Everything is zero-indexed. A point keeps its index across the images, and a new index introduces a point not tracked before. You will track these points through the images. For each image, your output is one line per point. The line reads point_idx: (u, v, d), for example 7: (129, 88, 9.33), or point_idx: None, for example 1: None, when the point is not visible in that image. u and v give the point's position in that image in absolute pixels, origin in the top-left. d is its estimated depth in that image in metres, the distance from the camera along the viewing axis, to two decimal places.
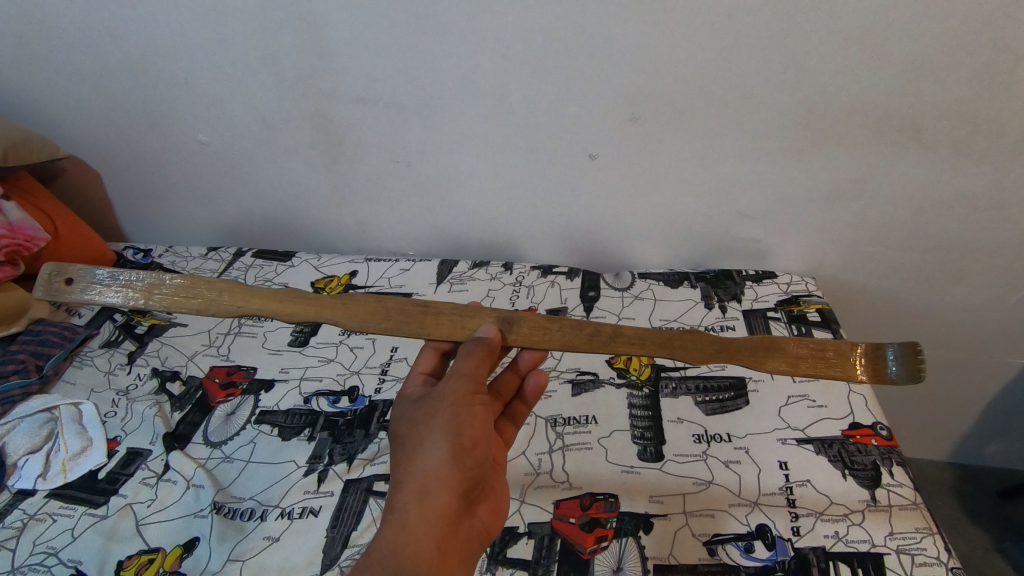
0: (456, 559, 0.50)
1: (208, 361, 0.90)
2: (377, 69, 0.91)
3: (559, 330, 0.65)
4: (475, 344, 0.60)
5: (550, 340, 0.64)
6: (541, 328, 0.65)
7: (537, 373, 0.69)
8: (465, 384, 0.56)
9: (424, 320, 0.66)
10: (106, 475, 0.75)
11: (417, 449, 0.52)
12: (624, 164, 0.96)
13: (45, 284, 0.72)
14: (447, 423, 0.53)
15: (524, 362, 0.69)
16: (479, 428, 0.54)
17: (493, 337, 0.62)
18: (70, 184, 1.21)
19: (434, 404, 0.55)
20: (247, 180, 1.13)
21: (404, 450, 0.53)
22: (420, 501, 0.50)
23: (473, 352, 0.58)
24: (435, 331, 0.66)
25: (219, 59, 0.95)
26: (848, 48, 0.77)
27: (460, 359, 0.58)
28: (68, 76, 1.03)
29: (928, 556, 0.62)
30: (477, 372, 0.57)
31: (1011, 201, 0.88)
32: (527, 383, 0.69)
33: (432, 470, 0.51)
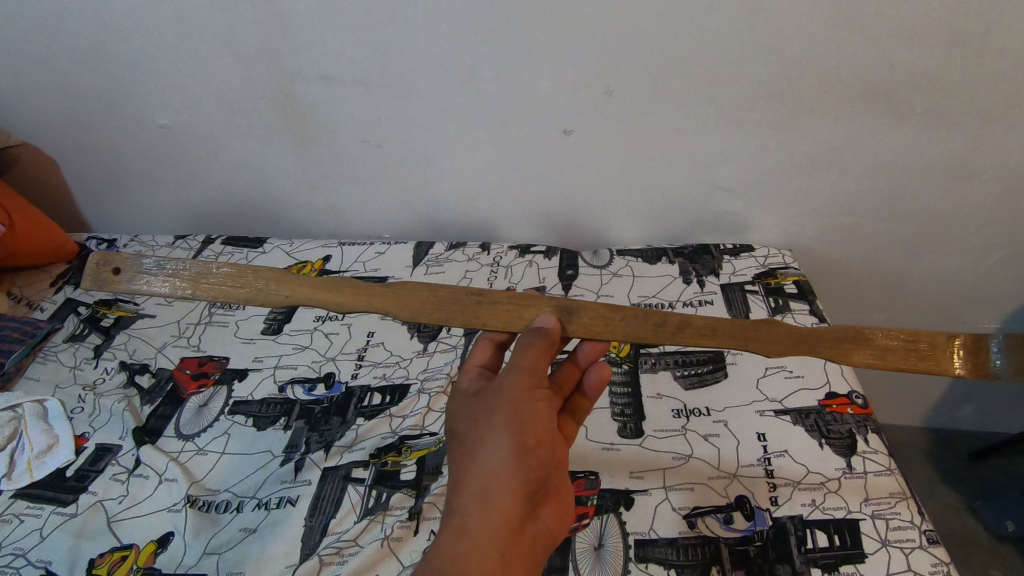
0: (522, 562, 0.48)
1: (178, 353, 0.88)
2: (341, 45, 0.88)
3: (621, 320, 0.62)
4: (534, 336, 0.57)
5: (615, 331, 0.62)
6: (604, 320, 0.62)
7: (598, 367, 0.67)
8: (523, 379, 0.54)
9: (479, 310, 0.63)
10: (74, 472, 0.73)
11: (478, 448, 0.51)
12: (599, 140, 0.95)
13: (92, 275, 0.66)
14: (508, 419, 0.51)
15: (583, 354, 0.67)
16: (542, 426, 0.52)
17: (552, 329, 0.59)
18: (26, 173, 1.16)
19: (492, 400, 0.53)
20: (213, 164, 1.09)
21: (464, 449, 0.52)
22: (483, 501, 0.48)
23: (532, 345, 0.56)
24: (491, 322, 0.63)
25: (174, 38, 0.91)
26: (821, 15, 0.76)
27: (518, 352, 0.56)
28: (14, 59, 0.98)
29: (902, 521, 0.63)
30: (537, 366, 0.55)
31: (981, 168, 0.89)
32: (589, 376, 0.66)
33: (494, 470, 0.49)
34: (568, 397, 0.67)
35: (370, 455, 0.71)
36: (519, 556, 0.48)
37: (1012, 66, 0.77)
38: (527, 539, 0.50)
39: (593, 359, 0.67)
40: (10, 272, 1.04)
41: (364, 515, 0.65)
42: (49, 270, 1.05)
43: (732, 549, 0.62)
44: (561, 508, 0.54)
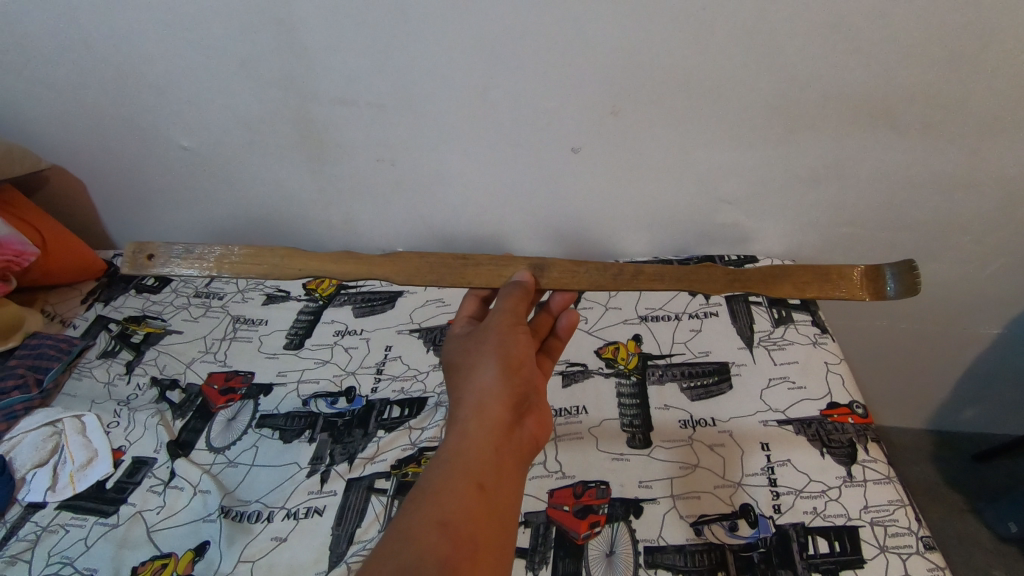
0: (515, 463, 0.54)
1: (206, 368, 0.92)
2: (357, 70, 0.91)
3: (585, 272, 0.73)
4: (511, 288, 0.66)
5: (580, 281, 0.72)
6: (568, 273, 0.73)
7: (567, 313, 0.76)
8: (507, 317, 0.62)
9: (464, 272, 0.73)
10: (114, 484, 0.77)
11: (469, 374, 0.58)
12: (607, 157, 0.98)
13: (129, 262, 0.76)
14: (493, 349, 0.59)
15: (554, 304, 0.76)
16: (523, 353, 0.60)
17: (528, 281, 0.68)
18: (53, 194, 1.21)
19: (480, 337, 0.61)
20: (233, 183, 1.13)
21: (458, 375, 0.59)
22: (477, 412, 0.55)
23: (509, 295, 0.65)
24: (476, 282, 0.73)
25: (198, 65, 0.95)
26: (820, 38, 0.79)
27: (501, 299, 0.65)
28: (44, 86, 1.02)
29: (899, 527, 0.66)
30: (516, 308, 0.64)
31: (979, 181, 0.91)
32: (560, 321, 0.75)
33: (484, 388, 0.56)
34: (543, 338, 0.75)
35: (392, 467, 0.75)
36: (512, 458, 0.54)
37: (1007, 83, 0.80)
38: (518, 444, 0.56)
39: (564, 308, 0.76)
40: (43, 290, 1.08)
41: (388, 524, 0.69)
42: (79, 287, 1.10)
43: (737, 555, 0.66)
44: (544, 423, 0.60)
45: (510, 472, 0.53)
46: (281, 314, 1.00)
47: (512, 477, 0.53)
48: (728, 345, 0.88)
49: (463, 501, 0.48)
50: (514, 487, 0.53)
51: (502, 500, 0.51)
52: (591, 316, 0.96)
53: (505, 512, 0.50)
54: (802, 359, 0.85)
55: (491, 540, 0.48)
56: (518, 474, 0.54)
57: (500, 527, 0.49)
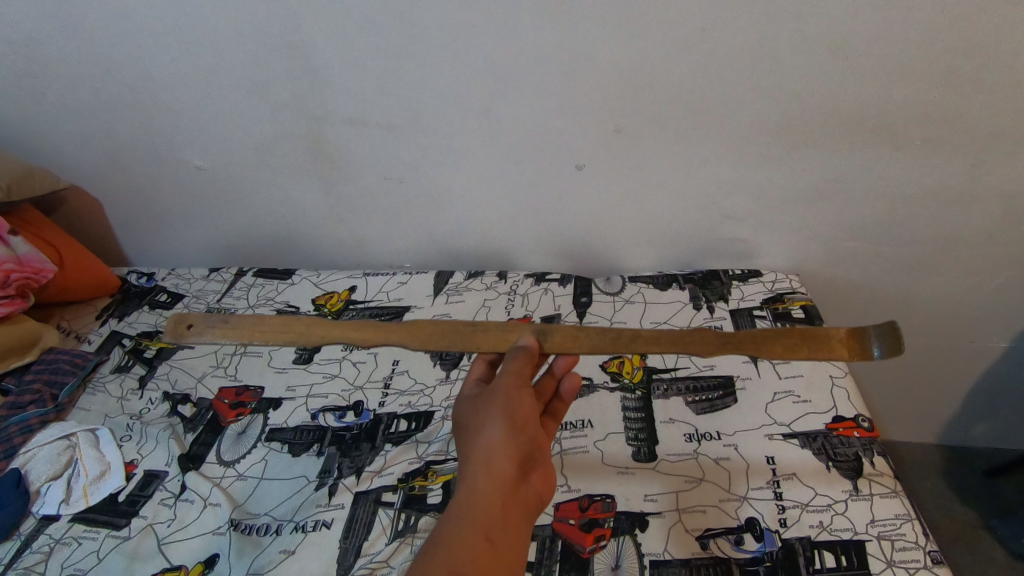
0: (520, 521, 0.53)
1: (217, 382, 0.93)
2: (367, 91, 0.94)
3: (587, 336, 0.68)
4: (518, 348, 0.64)
5: (581, 346, 0.67)
6: (571, 337, 0.68)
7: (571, 375, 0.69)
8: (513, 378, 0.60)
9: (475, 336, 0.68)
10: (126, 497, 0.78)
11: (476, 427, 0.57)
12: (611, 174, 1.00)
13: (169, 329, 0.71)
14: (501, 403, 0.58)
15: (558, 365, 0.70)
16: (530, 412, 0.58)
17: (533, 345, 0.65)
18: (71, 213, 1.24)
19: (487, 395, 0.60)
20: (245, 201, 1.16)
21: (465, 435, 0.57)
22: (484, 469, 0.53)
23: (516, 355, 0.63)
24: (485, 345, 0.68)
25: (213, 87, 0.98)
26: (818, 56, 0.81)
27: (508, 360, 0.63)
28: (65, 109, 1.06)
29: (907, 541, 0.66)
30: (522, 369, 0.62)
31: (981, 195, 0.92)
32: (563, 383, 0.68)
33: (492, 444, 0.55)
34: (548, 401, 0.70)
35: (399, 480, 0.76)
36: (519, 515, 0.53)
37: (1005, 98, 0.81)
38: (525, 502, 0.55)
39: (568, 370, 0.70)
40: (58, 307, 1.10)
41: (395, 537, 0.70)
42: (95, 303, 1.12)
43: (743, 569, 0.65)
44: (552, 481, 0.59)
45: (516, 531, 0.52)
46: None
47: (519, 538, 0.52)
48: (733, 359, 0.89)
49: (471, 557, 0.47)
50: (520, 544, 0.51)
51: (509, 559, 0.49)
52: None
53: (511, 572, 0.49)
54: (807, 372, 0.86)
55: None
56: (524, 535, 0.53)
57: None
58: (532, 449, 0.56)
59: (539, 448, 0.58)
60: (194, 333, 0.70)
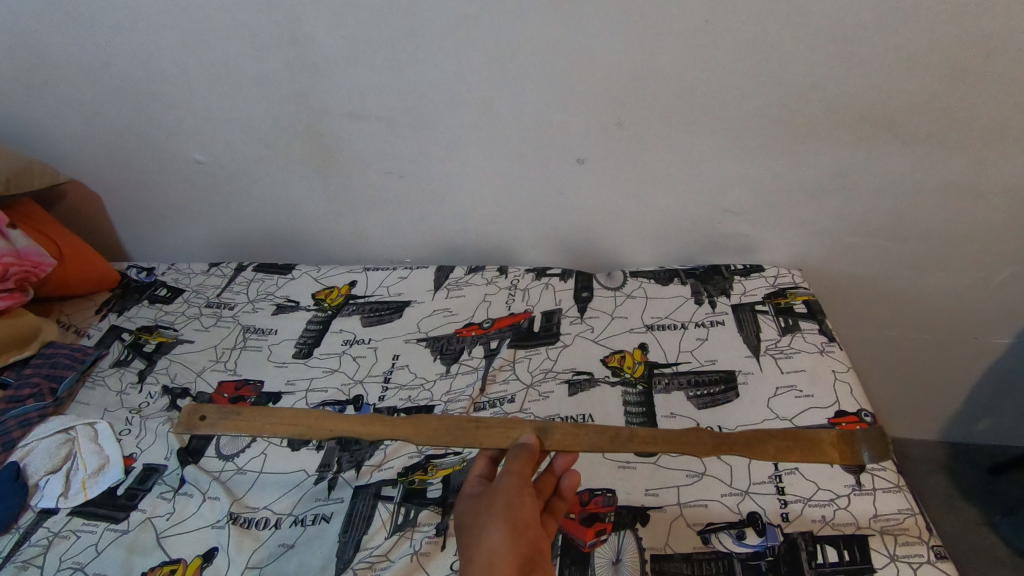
0: None
1: (216, 377, 0.93)
2: (367, 85, 0.93)
3: (587, 435, 0.66)
4: (519, 448, 0.61)
5: (580, 446, 0.66)
6: (572, 435, 0.66)
7: (572, 473, 0.63)
8: (516, 477, 0.56)
9: (478, 433, 0.66)
10: (125, 491, 0.78)
11: (477, 530, 0.51)
12: (613, 167, 0.99)
13: (183, 419, 0.71)
14: (503, 506, 0.53)
15: (557, 462, 0.63)
16: (534, 514, 0.54)
17: (535, 443, 0.62)
18: (71, 207, 1.24)
19: (488, 494, 0.55)
20: (245, 196, 1.15)
21: (465, 536, 0.52)
22: (487, 575, 0.48)
23: (517, 454, 0.60)
24: (487, 442, 0.66)
25: (213, 80, 0.98)
26: (822, 48, 0.80)
27: (509, 461, 0.59)
28: (65, 103, 1.06)
29: (910, 536, 0.65)
30: (523, 470, 0.58)
31: (986, 189, 0.91)
32: (563, 481, 0.62)
33: (494, 549, 0.49)
34: (547, 500, 0.61)
35: (398, 474, 0.76)
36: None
37: (1010, 91, 0.80)
38: None
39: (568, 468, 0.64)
40: (58, 301, 1.10)
41: (394, 531, 0.69)
42: (94, 298, 1.11)
43: (745, 563, 0.65)
44: None
45: None
46: (290, 324, 1.02)
47: None
48: (735, 354, 0.89)
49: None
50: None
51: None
52: (597, 325, 0.97)
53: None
54: (808, 367, 0.85)
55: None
56: None
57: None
58: (536, 553, 0.51)
59: (544, 554, 0.53)
60: (209, 425, 0.70)
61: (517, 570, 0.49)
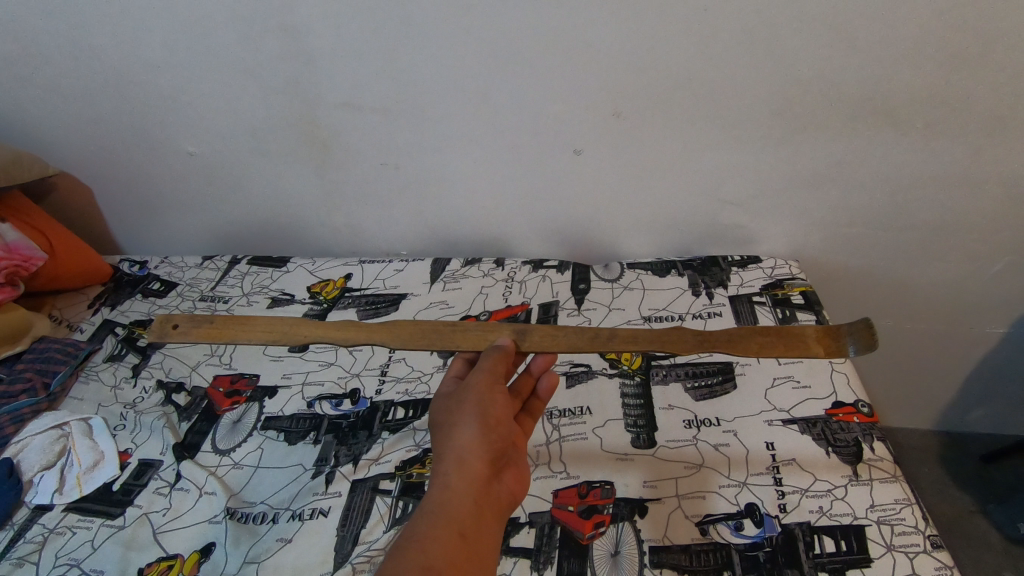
0: (493, 517, 0.54)
1: (211, 371, 0.92)
2: (361, 75, 0.92)
3: (565, 335, 0.71)
4: (493, 348, 0.66)
5: (558, 344, 0.70)
6: (549, 336, 0.71)
7: (549, 374, 0.70)
8: (486, 377, 0.61)
9: (454, 335, 0.71)
10: (120, 487, 0.77)
11: (450, 426, 0.57)
12: (610, 158, 0.98)
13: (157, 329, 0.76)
14: (474, 403, 0.58)
15: (535, 364, 0.71)
16: (502, 410, 0.59)
17: (509, 344, 0.68)
18: (61, 200, 1.22)
19: (460, 393, 0.60)
20: (239, 189, 1.14)
21: (439, 432, 0.57)
22: (457, 464, 0.54)
23: (490, 354, 0.65)
24: (464, 344, 0.71)
25: (204, 70, 0.96)
26: (823, 37, 0.79)
27: (481, 362, 0.64)
28: (53, 94, 1.04)
29: (906, 526, 0.66)
30: (496, 368, 0.63)
31: (984, 179, 0.91)
32: (541, 383, 0.69)
33: (465, 442, 0.55)
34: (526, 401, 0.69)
35: (396, 467, 0.75)
36: (491, 513, 0.53)
37: (1010, 81, 0.79)
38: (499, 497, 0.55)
39: (547, 369, 0.71)
40: (51, 295, 1.09)
41: (393, 524, 0.69)
42: (87, 292, 1.11)
43: (743, 555, 0.65)
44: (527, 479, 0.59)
45: (488, 527, 0.52)
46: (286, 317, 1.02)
47: (491, 535, 0.52)
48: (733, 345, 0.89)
49: (445, 551, 0.48)
50: (492, 540, 0.52)
51: (481, 557, 0.50)
52: (594, 317, 0.98)
53: (483, 568, 0.49)
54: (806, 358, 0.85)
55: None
56: (495, 532, 0.53)
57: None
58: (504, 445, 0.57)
59: (513, 445, 0.59)
60: (180, 332, 0.74)
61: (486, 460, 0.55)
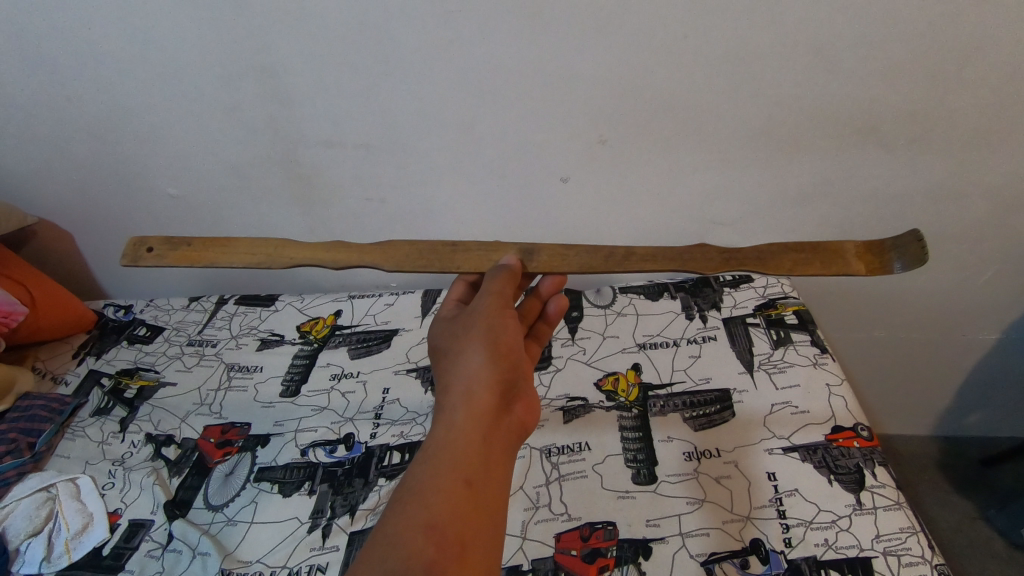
0: (503, 450, 0.54)
1: (202, 421, 0.91)
2: (342, 112, 0.91)
3: (575, 255, 0.71)
4: (501, 268, 0.67)
5: (568, 264, 0.70)
6: (559, 256, 0.71)
7: (558, 298, 0.76)
8: (495, 301, 0.62)
9: (454, 257, 0.72)
10: (110, 550, 0.75)
11: (458, 360, 0.58)
12: (597, 184, 0.98)
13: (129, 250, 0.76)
14: (481, 331, 0.59)
15: (545, 288, 0.75)
16: (511, 338, 0.60)
17: (515, 264, 0.68)
18: (40, 246, 1.20)
19: (467, 319, 0.61)
20: (222, 226, 1.12)
21: (447, 363, 0.59)
22: (465, 397, 0.55)
23: (497, 275, 0.65)
24: (465, 266, 0.72)
25: (182, 113, 0.95)
26: (802, 61, 0.79)
27: (489, 281, 0.64)
28: (30, 143, 1.02)
29: (913, 556, 0.65)
30: (506, 291, 0.64)
31: (967, 191, 0.92)
32: (550, 305, 0.75)
33: (472, 373, 0.56)
34: (534, 323, 0.76)
35: None
36: (500, 449, 0.54)
37: (988, 97, 0.80)
38: (510, 428, 0.56)
39: (554, 293, 0.76)
40: (34, 345, 1.07)
41: None
42: (70, 341, 1.08)
43: None
44: (538, 410, 0.59)
45: (497, 461, 0.53)
46: (276, 359, 1.00)
47: (500, 467, 0.53)
48: (729, 371, 0.88)
49: (451, 494, 0.48)
50: (502, 476, 0.53)
51: (493, 495, 0.51)
52: (589, 346, 0.96)
53: (493, 501, 0.50)
54: (803, 382, 0.85)
55: (477, 536, 0.47)
56: (506, 463, 0.54)
57: (487, 522, 0.49)
58: (512, 376, 0.57)
59: (522, 375, 0.59)
60: (155, 255, 0.74)
61: (494, 391, 0.56)
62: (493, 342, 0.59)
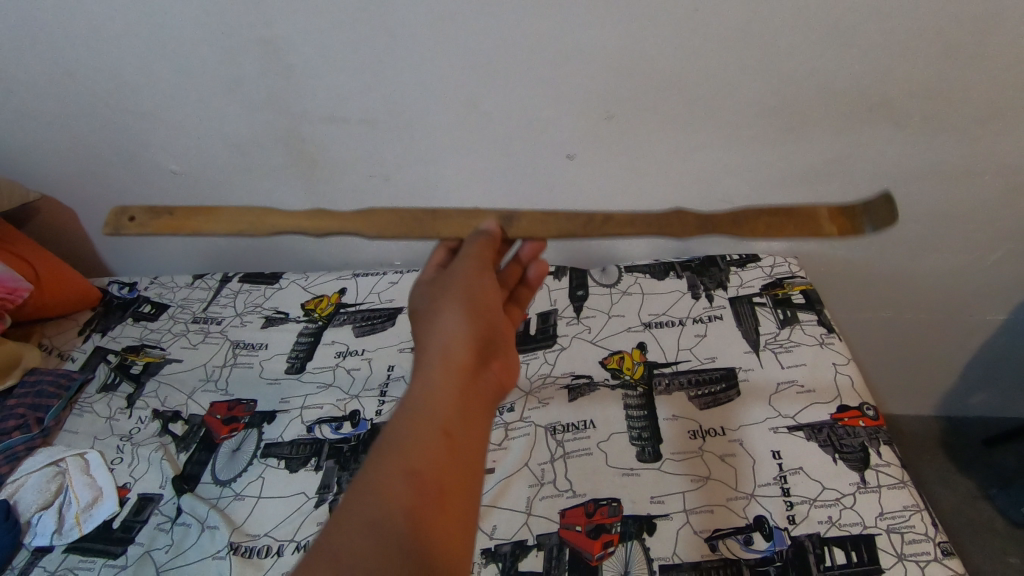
0: (480, 410, 0.53)
1: (208, 398, 0.91)
2: (345, 88, 0.90)
3: (556, 221, 0.71)
4: (479, 232, 0.65)
5: (549, 229, 0.71)
6: (538, 221, 0.71)
7: (538, 263, 0.73)
8: (471, 265, 0.61)
9: (433, 222, 0.71)
10: (120, 524, 0.77)
11: (434, 321, 0.56)
12: (604, 162, 0.96)
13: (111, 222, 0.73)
14: (459, 294, 0.58)
15: (524, 253, 0.74)
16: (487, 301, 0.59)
17: (495, 229, 0.66)
18: (43, 224, 1.19)
19: (445, 282, 0.60)
20: (223, 203, 1.11)
21: (422, 323, 0.57)
22: (441, 355, 0.53)
23: (476, 240, 0.64)
24: (445, 231, 0.71)
25: (183, 89, 0.93)
26: (816, 34, 0.77)
27: (467, 246, 0.63)
28: (31, 119, 1.01)
29: (917, 533, 0.65)
30: (481, 253, 0.63)
31: (981, 169, 0.90)
32: (529, 270, 0.73)
33: (449, 332, 0.55)
34: (514, 288, 0.73)
35: None
36: (478, 407, 0.52)
37: (1006, 73, 0.78)
38: (486, 387, 0.54)
39: (535, 258, 0.74)
40: (39, 322, 1.07)
41: None
42: (76, 318, 1.09)
43: (754, 570, 0.64)
44: (514, 373, 0.58)
45: (475, 419, 0.51)
46: (280, 336, 1.00)
47: (478, 427, 0.51)
48: (734, 350, 0.88)
49: (428, 451, 0.47)
50: (481, 433, 0.51)
51: (470, 452, 0.49)
52: (594, 325, 0.96)
53: (472, 458, 0.49)
54: (809, 361, 0.85)
55: (456, 493, 0.46)
56: (483, 423, 0.52)
57: (465, 481, 0.47)
58: (489, 338, 0.56)
59: (499, 338, 0.58)
60: (140, 223, 0.72)
61: (471, 351, 0.54)
62: (471, 304, 0.58)
